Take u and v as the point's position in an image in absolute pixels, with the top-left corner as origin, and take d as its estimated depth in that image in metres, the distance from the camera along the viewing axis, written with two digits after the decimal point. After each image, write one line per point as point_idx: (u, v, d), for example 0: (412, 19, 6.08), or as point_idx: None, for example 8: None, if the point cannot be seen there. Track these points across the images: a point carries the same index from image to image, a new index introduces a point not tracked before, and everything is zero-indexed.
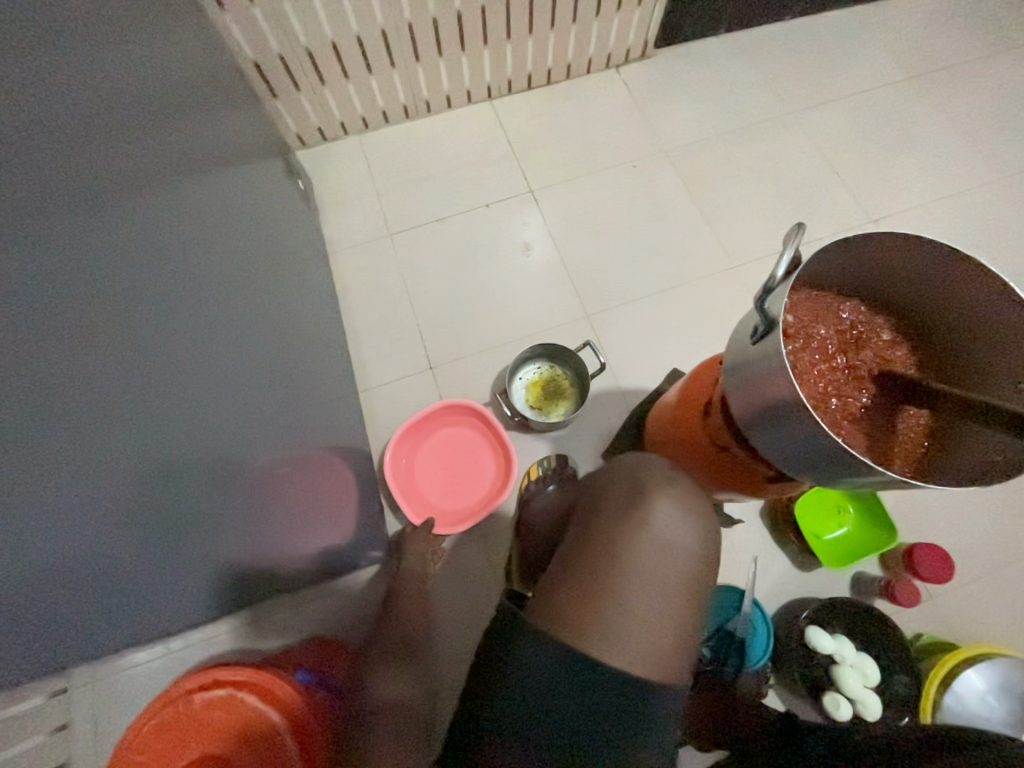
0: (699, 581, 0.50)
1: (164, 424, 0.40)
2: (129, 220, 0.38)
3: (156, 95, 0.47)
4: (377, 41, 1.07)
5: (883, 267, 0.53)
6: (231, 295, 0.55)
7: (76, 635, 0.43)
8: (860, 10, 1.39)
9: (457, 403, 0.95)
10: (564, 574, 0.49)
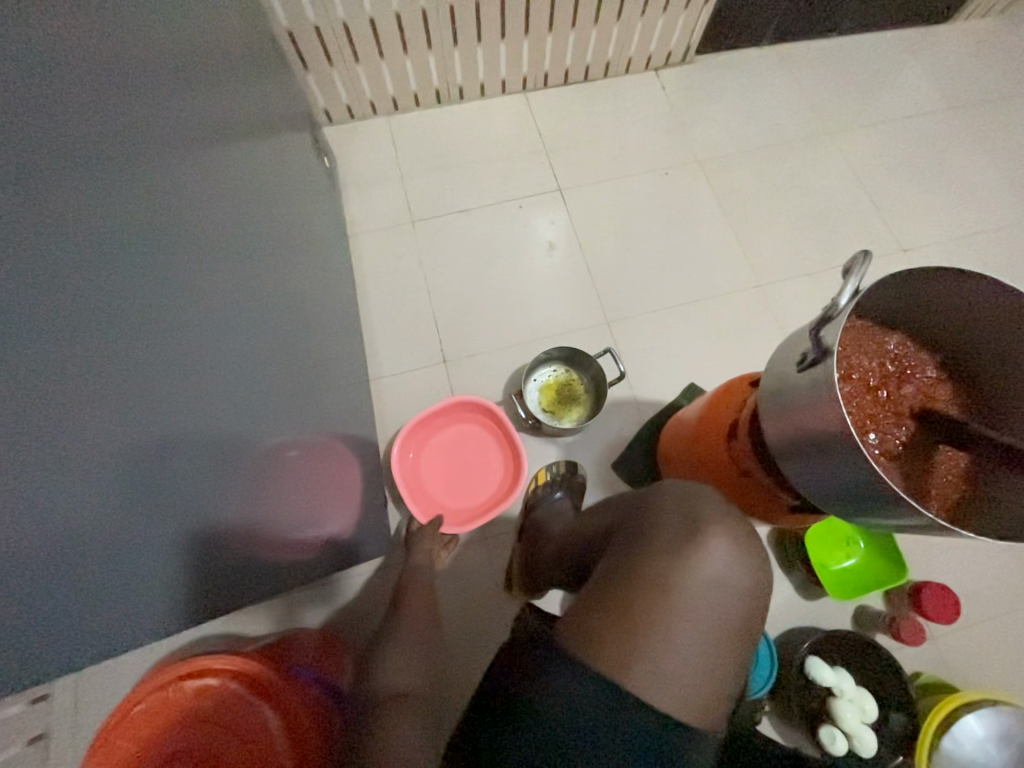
0: (746, 626, 0.48)
1: (165, 403, 0.38)
2: (139, 179, 0.36)
3: (183, 53, 0.44)
4: (416, 21, 1.03)
5: (937, 302, 0.51)
6: (252, 273, 0.52)
7: (115, 627, 0.41)
8: (907, 33, 1.37)
9: (471, 401, 0.92)
10: (609, 603, 0.46)
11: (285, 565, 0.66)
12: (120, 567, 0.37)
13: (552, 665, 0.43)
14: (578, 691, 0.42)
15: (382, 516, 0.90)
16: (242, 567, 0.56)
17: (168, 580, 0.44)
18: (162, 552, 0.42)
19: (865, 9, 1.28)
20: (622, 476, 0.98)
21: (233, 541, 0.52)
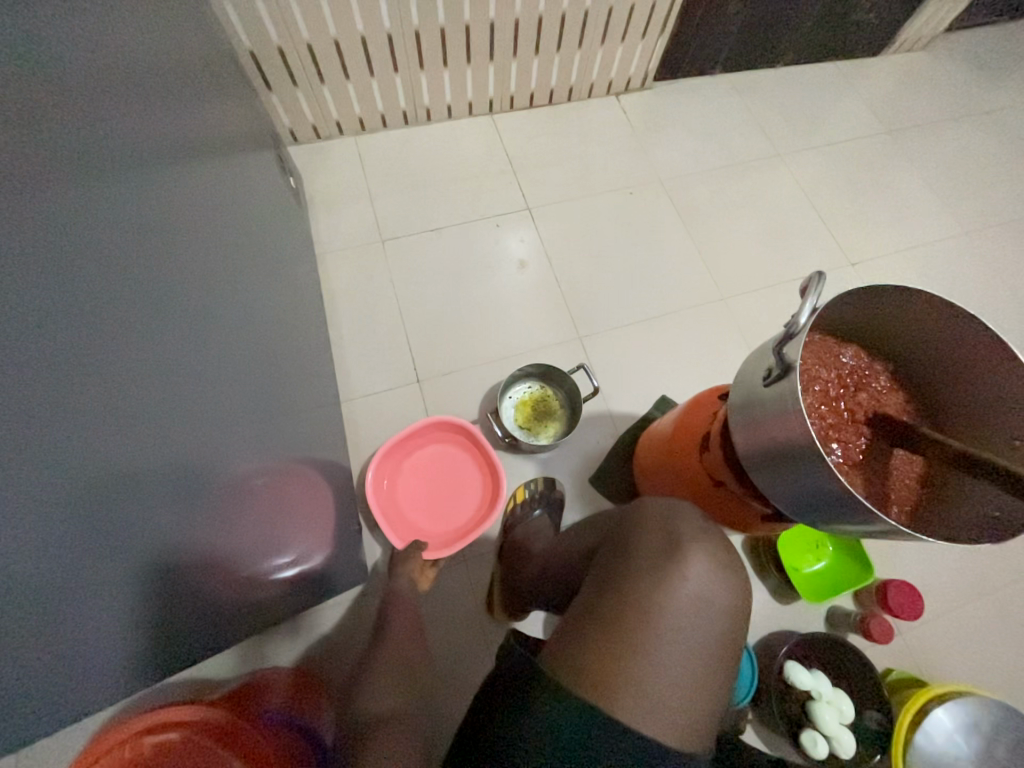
0: (730, 642, 0.48)
1: (124, 434, 0.35)
2: (100, 207, 0.34)
3: (140, 72, 0.42)
4: (382, 44, 1.04)
5: (885, 317, 0.54)
6: (214, 299, 0.51)
7: (72, 688, 0.38)
8: (844, 65, 1.48)
9: (448, 421, 0.91)
10: (596, 630, 0.46)
11: (254, 601, 0.63)
12: (73, 616, 0.34)
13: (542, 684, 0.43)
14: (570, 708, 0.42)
15: (357, 543, 0.87)
16: (209, 605, 0.53)
17: (126, 627, 0.41)
18: (122, 597, 0.39)
19: (806, 42, 1.38)
20: (600, 491, 0.98)
21: (198, 579, 0.49)
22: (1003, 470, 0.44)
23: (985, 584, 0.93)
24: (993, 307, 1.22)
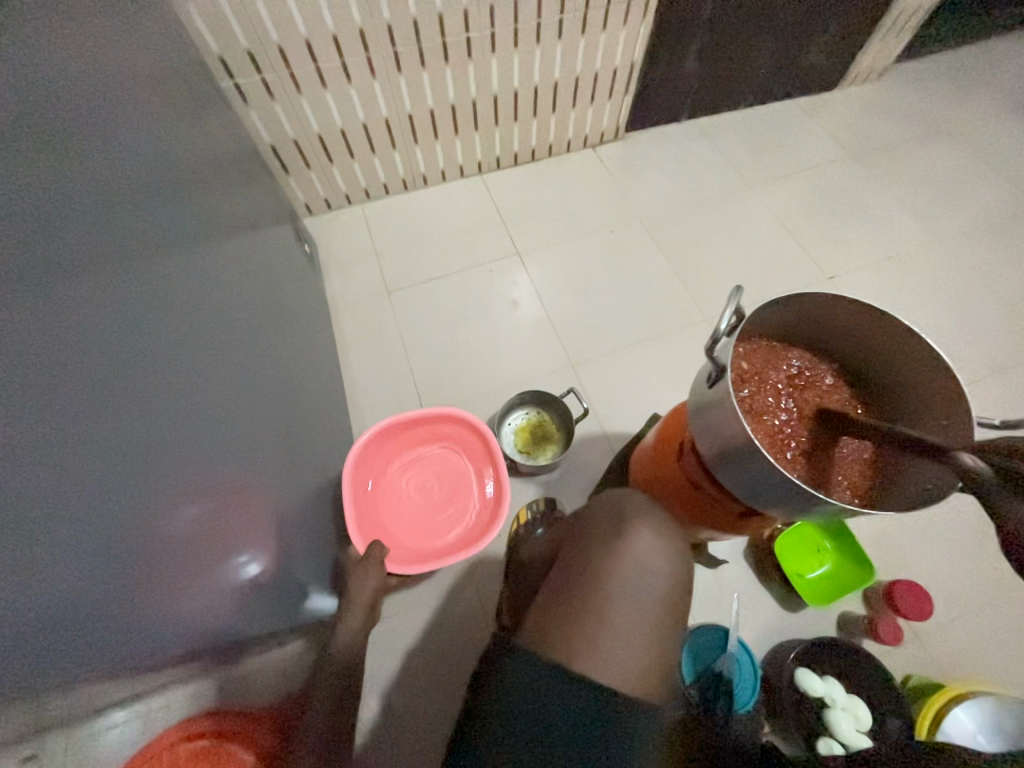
0: (675, 605, 0.56)
1: (173, 453, 0.46)
2: (150, 283, 0.46)
3: (177, 177, 0.55)
4: (379, 127, 1.22)
5: (819, 320, 0.60)
6: (240, 350, 0.61)
7: (132, 652, 0.48)
8: (804, 101, 1.61)
9: (462, 433, 0.98)
10: (554, 604, 0.55)
11: (265, 615, 0.70)
12: (143, 591, 0.44)
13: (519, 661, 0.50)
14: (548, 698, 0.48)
15: None
16: (225, 618, 0.60)
17: (180, 609, 0.50)
18: (165, 596, 0.47)
19: (763, 86, 1.52)
20: None
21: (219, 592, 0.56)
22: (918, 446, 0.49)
23: (1001, 584, 0.92)
24: (977, 307, 1.26)
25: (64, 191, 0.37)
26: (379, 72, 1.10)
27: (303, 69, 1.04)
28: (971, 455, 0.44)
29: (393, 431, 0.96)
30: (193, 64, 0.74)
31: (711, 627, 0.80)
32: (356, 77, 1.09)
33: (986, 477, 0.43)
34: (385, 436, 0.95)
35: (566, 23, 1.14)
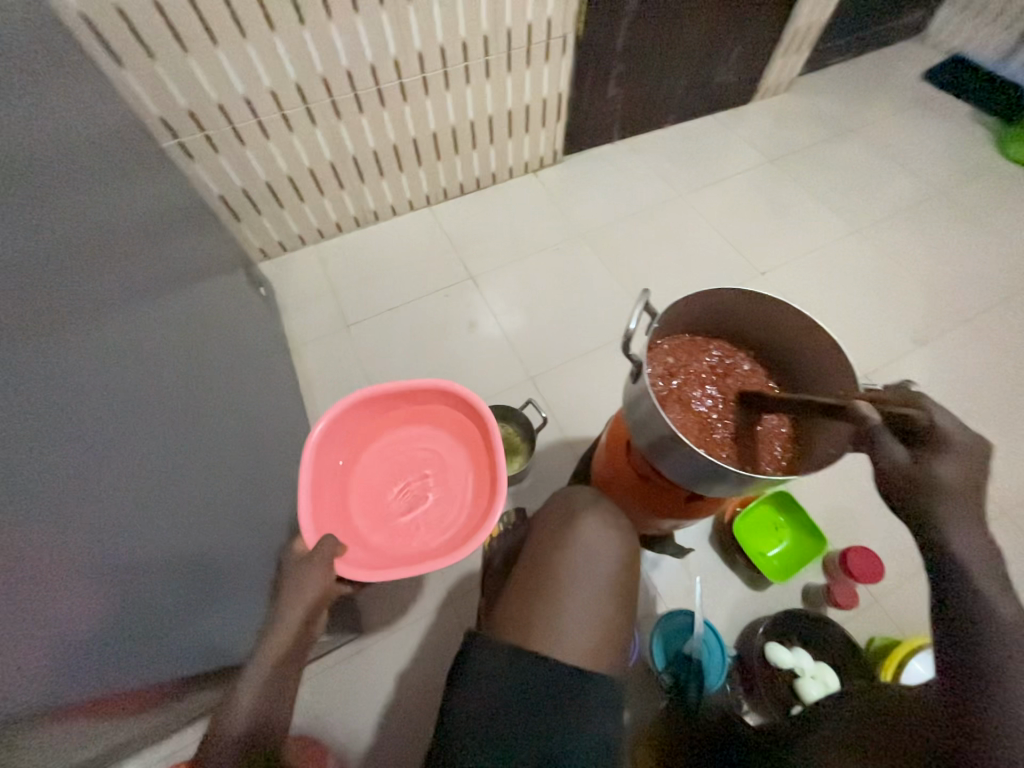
0: (622, 583, 0.63)
1: (144, 491, 0.48)
2: (104, 336, 0.48)
3: (122, 235, 0.58)
4: (326, 170, 1.28)
5: (729, 312, 0.66)
6: (195, 393, 0.63)
7: (121, 694, 0.48)
8: (723, 115, 1.74)
9: (454, 418, 0.85)
10: (517, 596, 0.62)
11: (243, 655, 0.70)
12: (132, 622, 0.46)
13: (488, 652, 0.55)
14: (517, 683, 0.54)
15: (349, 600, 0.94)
16: (184, 638, 0.55)
17: (163, 646, 0.52)
18: (134, 605, 0.46)
19: (683, 105, 1.65)
20: None
21: (150, 600, 0.48)
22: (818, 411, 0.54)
23: None
24: (896, 287, 1.37)
25: (13, 259, 0.41)
26: (319, 120, 1.16)
27: (245, 123, 1.10)
28: (866, 404, 0.48)
29: (376, 407, 0.83)
30: (136, 128, 0.78)
31: (680, 611, 0.84)
32: (298, 126, 1.16)
33: (877, 422, 0.46)
34: (366, 411, 0.82)
35: (492, 63, 1.24)
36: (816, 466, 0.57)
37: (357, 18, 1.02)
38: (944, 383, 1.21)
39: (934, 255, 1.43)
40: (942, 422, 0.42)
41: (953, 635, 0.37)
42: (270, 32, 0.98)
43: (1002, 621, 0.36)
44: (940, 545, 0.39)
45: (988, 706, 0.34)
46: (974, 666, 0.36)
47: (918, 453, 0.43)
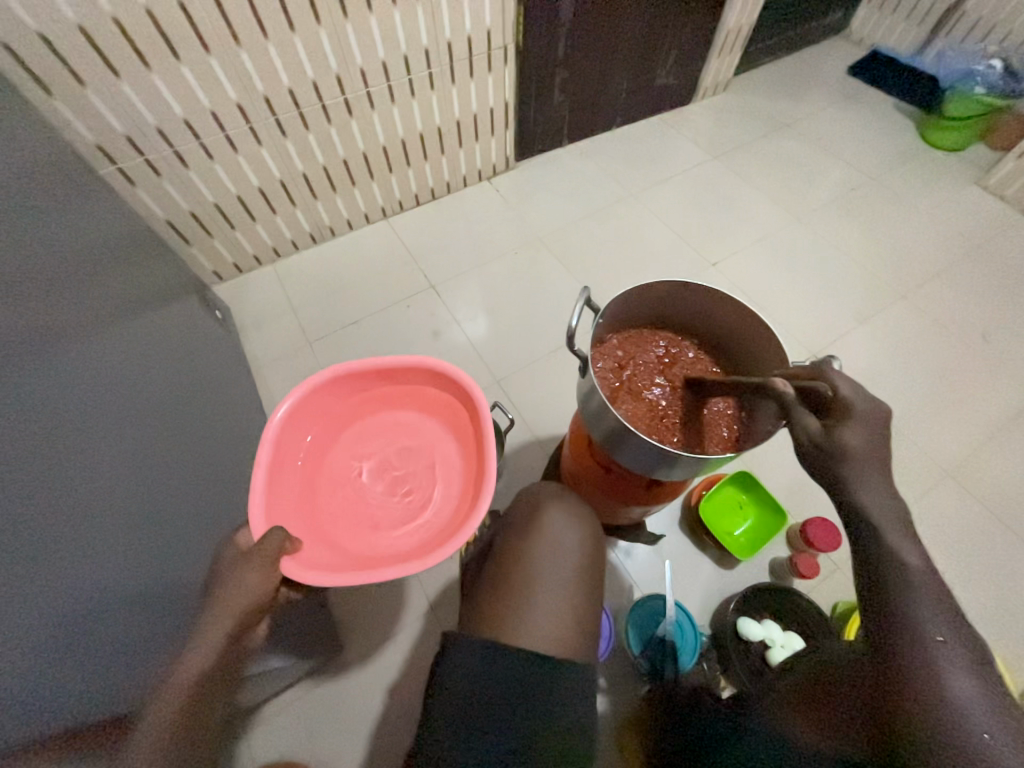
0: (588, 572, 0.65)
1: (120, 516, 0.48)
2: (54, 365, 0.48)
3: (62, 264, 0.57)
4: (277, 188, 1.27)
5: (669, 303, 0.70)
6: (153, 418, 0.63)
7: None
8: (666, 117, 1.81)
9: (442, 400, 0.83)
10: (487, 593, 0.63)
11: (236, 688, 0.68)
12: (131, 643, 0.45)
13: (465, 649, 0.56)
14: (494, 676, 0.54)
15: (327, 618, 0.93)
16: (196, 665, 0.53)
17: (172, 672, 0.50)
18: (128, 624, 0.45)
19: (628, 107, 1.71)
20: None
21: (90, 630, 0.40)
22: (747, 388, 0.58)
23: None
24: (837, 270, 1.44)
25: None
26: (265, 139, 1.16)
27: (188, 146, 1.09)
28: (785, 381, 0.55)
29: (356, 388, 0.82)
30: (72, 156, 0.77)
31: (653, 596, 0.87)
32: (244, 145, 1.15)
33: (792, 395, 0.52)
34: (345, 391, 0.82)
35: (436, 76, 1.26)
36: (757, 440, 0.61)
37: (295, 37, 1.03)
38: (886, 357, 1.29)
39: (870, 238, 1.51)
40: (846, 392, 0.48)
41: (869, 590, 0.41)
42: (206, 55, 0.98)
43: (907, 568, 0.40)
44: (852, 506, 0.44)
45: (901, 643, 0.38)
46: (886, 611, 0.40)
47: (828, 422, 0.48)
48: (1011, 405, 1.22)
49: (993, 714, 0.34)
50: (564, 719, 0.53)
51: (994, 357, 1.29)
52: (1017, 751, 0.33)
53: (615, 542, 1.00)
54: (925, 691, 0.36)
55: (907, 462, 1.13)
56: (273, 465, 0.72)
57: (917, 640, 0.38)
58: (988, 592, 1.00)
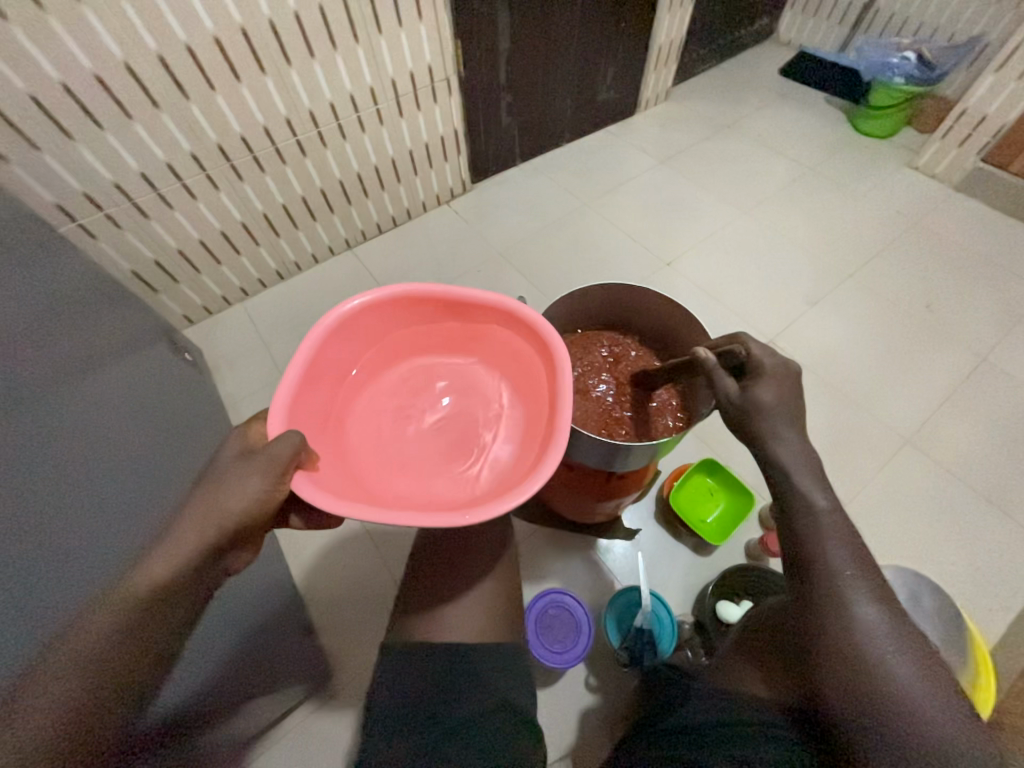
0: (504, 567, 0.72)
1: (117, 537, 0.52)
2: (29, 413, 0.51)
3: (25, 319, 0.60)
4: (238, 230, 1.31)
5: (606, 303, 0.74)
6: (131, 457, 0.65)
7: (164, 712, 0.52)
8: (613, 128, 1.89)
9: (513, 352, 0.70)
10: (410, 600, 0.69)
11: (224, 719, 0.70)
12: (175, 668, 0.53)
13: (396, 653, 0.62)
14: (422, 669, 0.60)
15: (315, 646, 0.94)
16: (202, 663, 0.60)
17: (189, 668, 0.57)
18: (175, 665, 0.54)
19: (576, 122, 1.79)
20: (520, 516, 1.04)
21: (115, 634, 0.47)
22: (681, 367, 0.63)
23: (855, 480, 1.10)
24: (785, 257, 1.51)
25: None
26: (222, 184, 1.20)
27: (146, 197, 1.12)
28: (706, 350, 0.61)
29: (426, 321, 0.72)
30: (31, 217, 0.80)
31: (628, 589, 0.90)
32: (200, 192, 1.19)
33: (714, 361, 0.59)
34: (409, 321, 0.71)
35: (383, 111, 1.32)
36: (700, 417, 0.65)
37: (241, 87, 1.08)
38: (838, 335, 1.34)
39: (814, 224, 1.59)
40: (759, 354, 0.56)
41: (785, 530, 0.50)
42: (156, 111, 1.02)
43: (817, 509, 0.48)
44: (768, 457, 0.52)
45: (810, 569, 0.46)
46: (804, 551, 0.47)
47: (744, 384, 0.56)
48: (959, 368, 1.28)
49: (890, 635, 0.42)
50: (486, 699, 0.57)
51: (939, 324, 1.35)
52: (897, 648, 0.42)
53: (595, 541, 1.03)
54: (833, 612, 0.44)
55: (866, 432, 1.18)
56: (312, 378, 0.63)
57: (827, 572, 0.45)
58: (955, 551, 1.03)
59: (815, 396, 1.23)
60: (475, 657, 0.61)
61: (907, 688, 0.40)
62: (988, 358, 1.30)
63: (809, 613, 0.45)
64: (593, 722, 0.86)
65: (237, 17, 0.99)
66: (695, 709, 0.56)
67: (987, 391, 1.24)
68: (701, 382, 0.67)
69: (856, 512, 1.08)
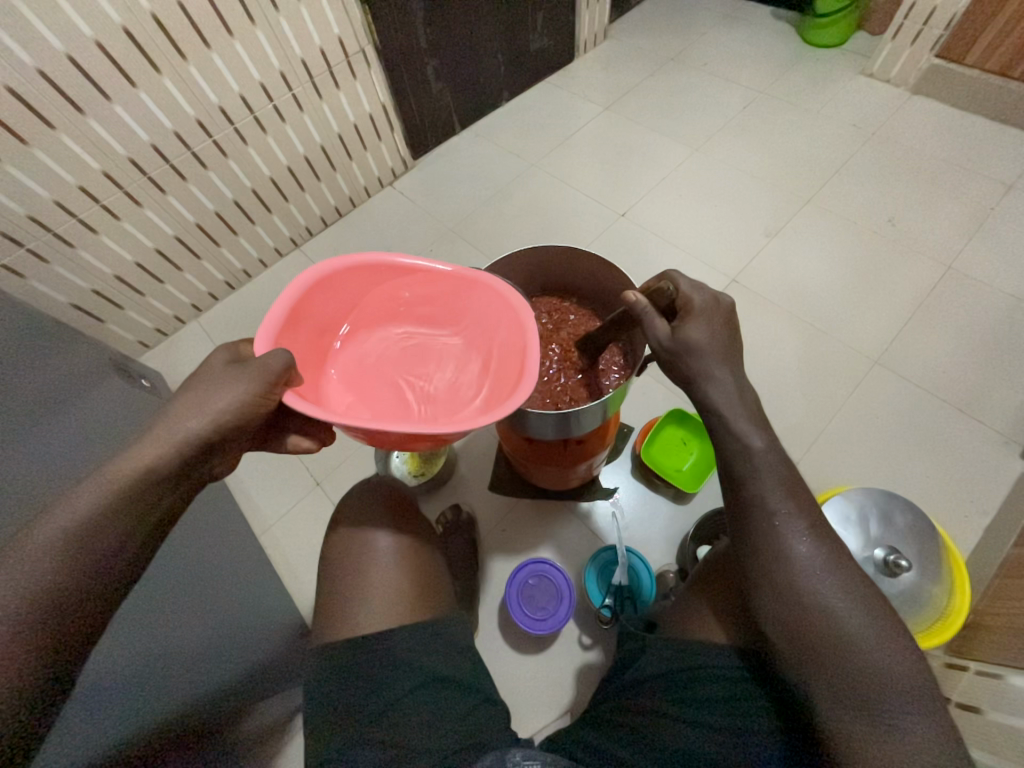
0: (423, 552, 0.73)
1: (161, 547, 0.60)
2: (53, 437, 0.56)
3: None
4: (174, 245, 1.26)
5: (535, 268, 0.73)
6: None
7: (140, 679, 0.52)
8: (554, 78, 1.80)
9: (481, 317, 0.63)
10: (330, 603, 0.67)
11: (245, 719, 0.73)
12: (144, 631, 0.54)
13: (314, 656, 0.62)
14: (335, 661, 0.60)
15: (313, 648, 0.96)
16: (189, 635, 0.61)
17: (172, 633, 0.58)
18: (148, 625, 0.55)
19: (513, 78, 1.70)
20: (500, 492, 1.04)
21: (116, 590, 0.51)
22: (612, 321, 0.61)
23: (825, 410, 1.11)
24: (742, 190, 1.46)
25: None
26: (144, 198, 1.15)
27: (67, 225, 1.08)
28: (636, 292, 0.55)
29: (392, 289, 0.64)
30: None
31: (605, 549, 0.94)
32: (123, 212, 1.14)
33: (645, 303, 0.54)
34: (374, 287, 0.63)
35: (300, 96, 1.25)
36: (641, 367, 0.64)
37: (139, 92, 1.02)
38: (803, 264, 1.31)
39: (769, 152, 1.53)
40: (687, 289, 0.53)
41: (726, 483, 0.49)
42: (53, 133, 0.97)
43: (752, 450, 0.47)
44: (705, 404, 0.50)
45: (750, 514, 0.47)
46: (741, 494, 0.47)
47: (674, 325, 0.52)
48: (925, 280, 1.25)
49: (822, 568, 0.44)
50: (406, 677, 0.58)
51: (903, 237, 1.32)
52: (828, 575, 0.44)
53: (576, 506, 1.03)
54: (772, 547, 0.45)
55: (836, 358, 1.17)
56: (295, 322, 0.57)
57: (766, 513, 0.46)
58: (932, 465, 1.04)
59: (784, 330, 1.21)
60: (395, 641, 0.61)
61: (833, 606, 0.43)
62: (954, 266, 1.26)
63: (754, 550, 0.46)
64: (588, 678, 0.88)
65: (114, 16, 0.92)
66: (656, 658, 0.56)
67: (955, 300, 1.22)
68: (639, 334, 0.65)
69: (832, 440, 1.08)
